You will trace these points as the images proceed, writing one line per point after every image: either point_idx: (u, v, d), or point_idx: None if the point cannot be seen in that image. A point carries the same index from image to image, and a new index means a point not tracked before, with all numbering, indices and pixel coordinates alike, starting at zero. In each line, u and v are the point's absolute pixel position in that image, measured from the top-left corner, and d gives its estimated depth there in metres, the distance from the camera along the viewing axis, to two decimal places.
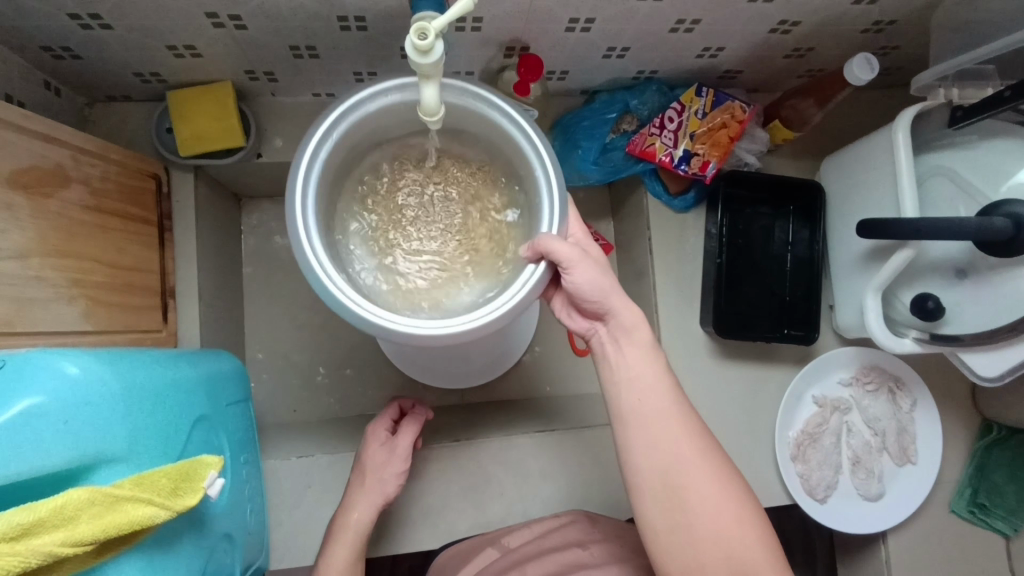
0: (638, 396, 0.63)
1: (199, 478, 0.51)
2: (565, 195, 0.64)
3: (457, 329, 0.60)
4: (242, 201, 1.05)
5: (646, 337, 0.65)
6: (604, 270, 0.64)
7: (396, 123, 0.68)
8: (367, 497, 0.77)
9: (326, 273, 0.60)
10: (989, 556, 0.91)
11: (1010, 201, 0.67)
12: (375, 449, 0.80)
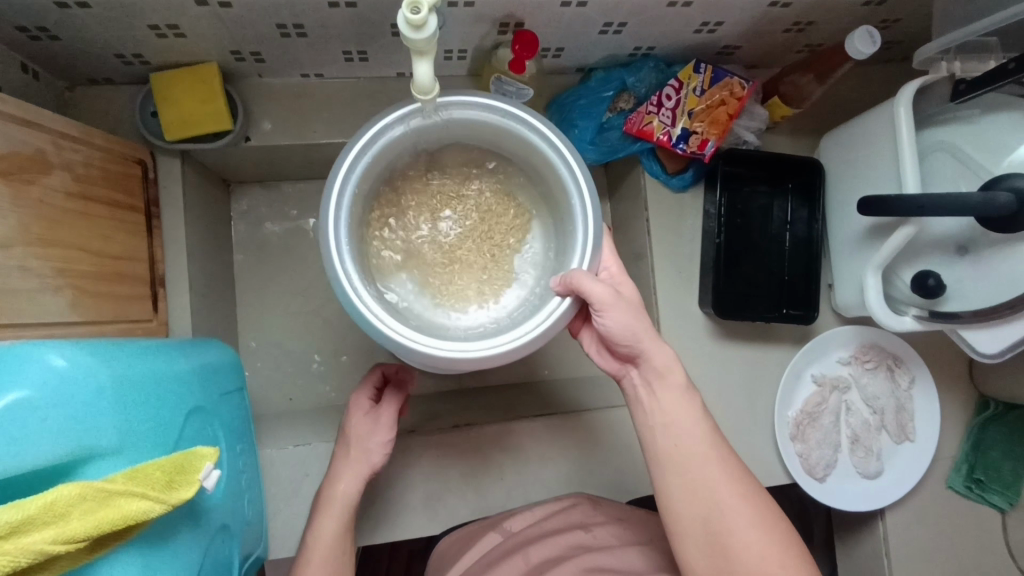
0: (674, 440, 0.63)
1: (194, 471, 0.50)
2: (599, 225, 0.64)
3: (483, 354, 0.60)
4: (232, 186, 1.03)
5: (680, 380, 0.64)
6: (638, 313, 0.64)
7: (431, 136, 0.68)
8: (353, 468, 0.74)
9: (355, 289, 0.60)
10: (985, 530, 0.92)
11: (1012, 175, 0.66)
12: (360, 419, 0.77)
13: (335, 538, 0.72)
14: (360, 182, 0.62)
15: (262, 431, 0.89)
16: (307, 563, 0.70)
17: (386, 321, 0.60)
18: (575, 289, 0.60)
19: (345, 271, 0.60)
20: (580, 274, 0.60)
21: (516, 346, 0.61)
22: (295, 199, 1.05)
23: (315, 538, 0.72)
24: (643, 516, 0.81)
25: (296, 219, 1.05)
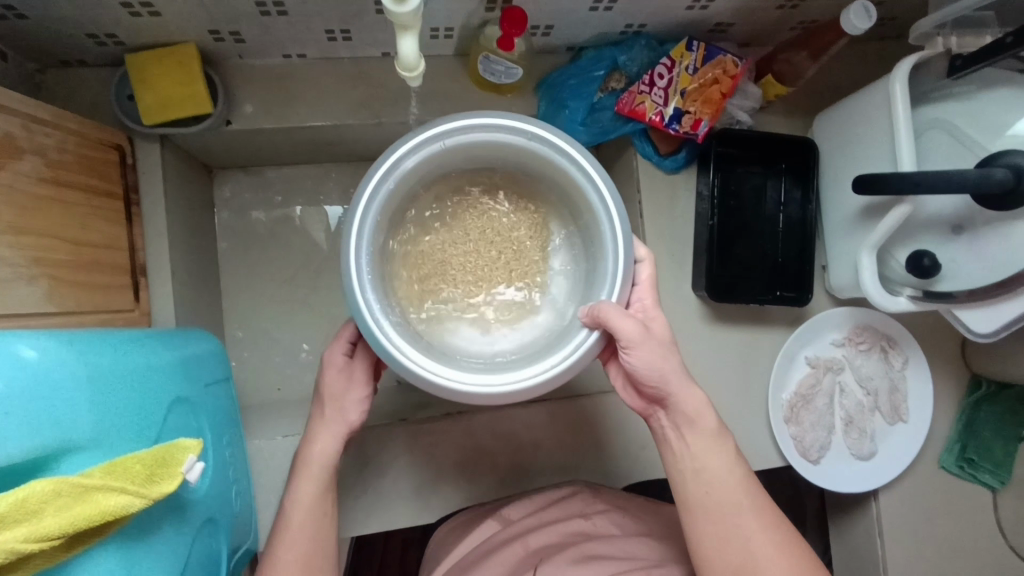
0: (706, 488, 0.63)
1: (176, 463, 0.49)
2: (629, 252, 0.62)
3: (505, 391, 0.59)
4: (214, 172, 1.00)
5: (709, 426, 0.64)
6: (667, 352, 0.63)
7: (454, 159, 0.68)
8: (330, 427, 0.69)
9: (377, 320, 0.60)
10: (977, 510, 0.92)
11: (1010, 152, 0.65)
12: (333, 375, 0.70)
13: (315, 501, 0.67)
14: (381, 209, 0.62)
15: (250, 423, 0.88)
16: (287, 529, 0.66)
17: (407, 352, 0.60)
18: (602, 322, 0.59)
19: (365, 302, 0.59)
20: (609, 308, 0.60)
21: (538, 382, 0.60)
22: (280, 185, 1.03)
23: (295, 503, 0.66)
24: (640, 503, 0.81)
25: (281, 205, 1.03)
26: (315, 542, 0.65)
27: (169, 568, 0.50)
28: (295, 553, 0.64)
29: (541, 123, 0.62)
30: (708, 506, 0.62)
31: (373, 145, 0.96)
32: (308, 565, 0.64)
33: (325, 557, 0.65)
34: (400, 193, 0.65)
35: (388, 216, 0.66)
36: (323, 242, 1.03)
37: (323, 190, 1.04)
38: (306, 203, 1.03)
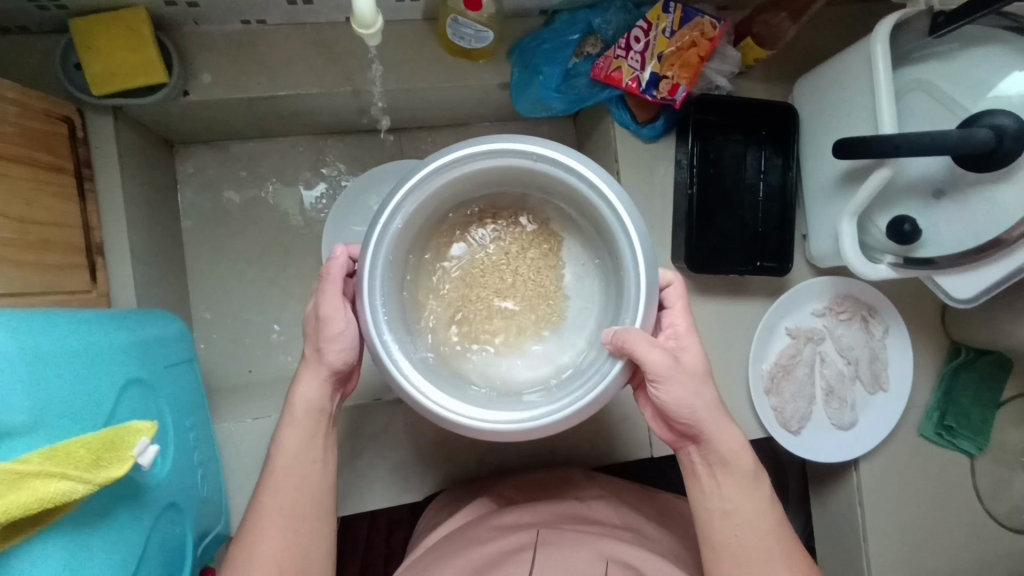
0: (734, 531, 0.62)
1: (128, 446, 0.46)
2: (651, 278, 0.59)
3: (527, 429, 0.57)
4: (175, 147, 0.96)
5: (744, 469, 0.63)
6: (699, 384, 0.61)
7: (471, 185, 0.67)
8: (312, 371, 0.65)
9: (394, 358, 0.59)
10: (956, 476, 0.93)
11: (992, 112, 0.63)
12: (313, 313, 0.65)
13: (301, 447, 0.64)
14: (395, 243, 0.61)
15: (220, 406, 0.85)
16: (272, 477, 0.63)
17: (426, 389, 0.59)
18: (624, 347, 0.57)
19: (381, 339, 0.58)
20: (633, 334, 0.57)
21: (558, 420, 0.57)
22: (246, 160, 0.99)
23: (280, 450, 0.64)
24: (637, 490, 0.84)
25: (248, 181, 0.99)
26: (302, 489, 0.63)
27: (121, 556, 0.48)
28: (281, 501, 0.62)
29: (556, 145, 0.59)
30: (735, 549, 0.62)
31: (341, 115, 0.92)
32: (293, 516, 0.62)
33: (316, 505, 0.63)
34: (417, 224, 0.65)
35: (405, 247, 0.65)
36: (293, 218, 1.00)
37: (292, 164, 1.00)
38: (275, 178, 1.00)
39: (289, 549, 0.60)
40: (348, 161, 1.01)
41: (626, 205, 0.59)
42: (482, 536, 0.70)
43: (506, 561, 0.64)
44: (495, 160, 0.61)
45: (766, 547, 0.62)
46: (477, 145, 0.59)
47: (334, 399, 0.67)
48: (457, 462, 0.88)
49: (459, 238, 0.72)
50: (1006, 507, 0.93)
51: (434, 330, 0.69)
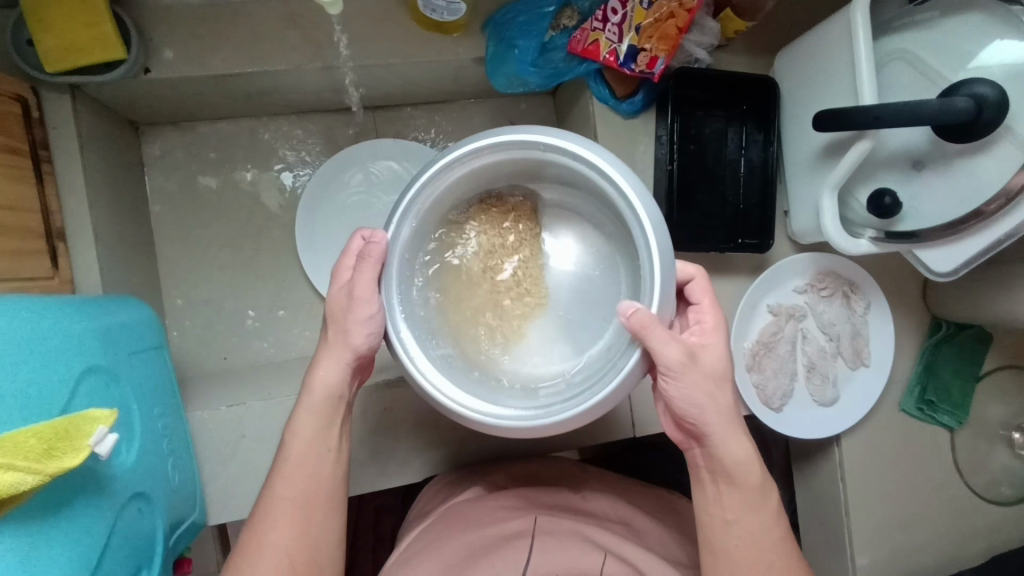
0: (736, 541, 0.60)
1: (83, 436, 0.44)
2: (664, 261, 0.55)
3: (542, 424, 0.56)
4: (141, 129, 0.93)
5: (754, 484, 0.60)
6: (712, 383, 0.58)
7: (489, 176, 0.63)
8: (336, 354, 0.61)
9: (413, 359, 0.58)
10: (936, 449, 0.93)
11: (972, 81, 0.62)
12: (337, 294, 0.60)
13: (317, 435, 0.62)
14: (409, 241, 0.60)
15: (194, 393, 0.83)
16: (285, 465, 0.61)
17: (445, 388, 0.58)
18: (634, 327, 0.54)
19: (398, 338, 0.58)
20: (644, 315, 0.54)
21: (572, 417, 0.55)
22: (216, 141, 0.96)
23: (294, 437, 0.62)
24: (634, 484, 0.86)
25: (219, 163, 0.96)
26: (315, 479, 0.62)
27: (77, 551, 0.47)
28: (295, 490, 0.60)
29: (561, 132, 0.57)
30: (736, 561, 0.60)
31: (312, 93, 0.90)
32: (304, 506, 0.61)
33: (327, 497, 0.62)
34: (436, 218, 0.63)
35: (426, 243, 0.63)
36: (266, 200, 0.97)
37: (263, 145, 0.97)
38: (246, 159, 0.97)
39: (300, 539, 0.60)
40: (321, 141, 0.99)
41: (644, 195, 0.56)
42: (479, 518, 0.73)
43: (503, 546, 0.68)
44: (509, 152, 0.59)
45: (766, 559, 0.60)
46: (488, 136, 0.57)
47: (353, 384, 0.64)
48: (439, 446, 0.87)
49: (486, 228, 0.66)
50: (985, 479, 0.94)
51: (462, 326, 0.64)
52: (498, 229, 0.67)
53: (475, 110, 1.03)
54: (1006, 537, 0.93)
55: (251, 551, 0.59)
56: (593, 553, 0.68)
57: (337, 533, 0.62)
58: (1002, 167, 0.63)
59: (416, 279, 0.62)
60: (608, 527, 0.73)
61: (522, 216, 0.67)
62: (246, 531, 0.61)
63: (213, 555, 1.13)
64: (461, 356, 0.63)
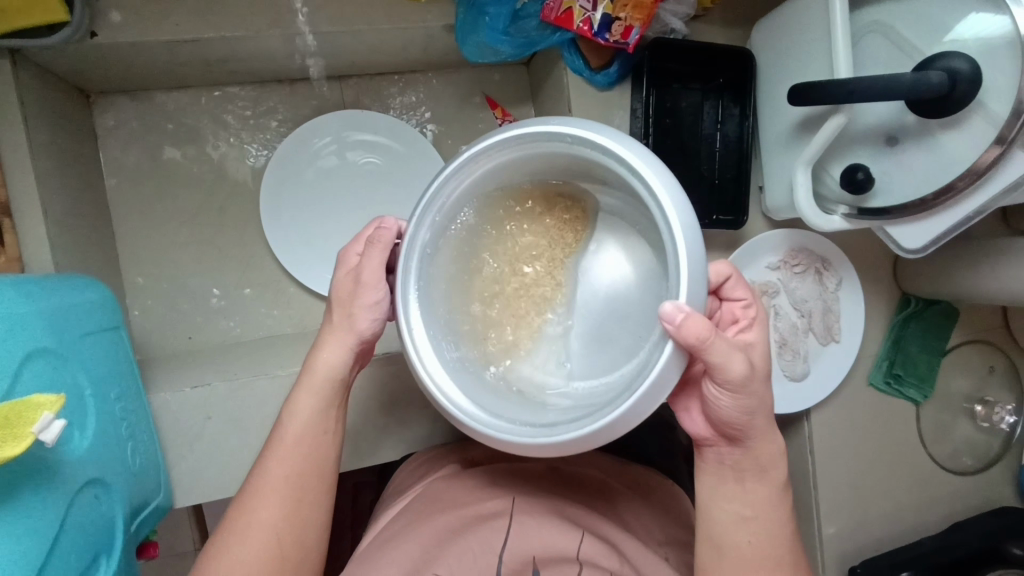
0: (751, 536, 0.62)
1: (26, 423, 0.43)
2: (689, 259, 0.50)
3: (544, 443, 0.52)
4: (93, 98, 0.88)
5: (777, 475, 0.62)
6: (765, 387, 0.57)
7: (519, 175, 0.61)
8: (339, 337, 0.64)
9: (425, 362, 0.57)
10: (903, 423, 0.95)
11: (945, 55, 0.62)
12: (344, 277, 0.64)
13: (316, 416, 0.65)
14: (431, 237, 0.60)
15: (156, 375, 0.80)
16: (282, 443, 0.64)
17: (459, 391, 0.57)
18: (689, 335, 0.49)
19: (410, 334, 0.57)
20: (700, 322, 0.49)
21: (572, 440, 0.51)
22: (172, 112, 0.92)
23: (292, 417, 0.65)
24: (611, 460, 0.86)
25: (177, 135, 0.92)
26: (310, 458, 0.65)
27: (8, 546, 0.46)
28: (288, 468, 0.64)
29: (580, 121, 0.53)
30: (747, 555, 0.62)
31: (274, 61, 0.86)
32: (298, 484, 0.64)
33: (320, 475, 0.65)
34: (467, 215, 0.62)
35: (453, 246, 0.62)
36: (230, 174, 0.94)
37: (224, 116, 0.93)
38: (207, 132, 0.93)
39: (290, 518, 0.63)
40: (286, 113, 0.95)
41: (677, 198, 0.51)
42: (457, 500, 0.73)
43: (480, 526, 0.68)
44: (540, 147, 0.56)
45: (776, 555, 0.62)
46: (515, 129, 0.55)
47: (353, 368, 0.67)
48: (412, 426, 0.86)
49: (522, 237, 0.63)
50: (948, 450, 0.96)
51: (490, 333, 0.62)
52: (534, 237, 0.62)
53: (448, 81, 1.00)
54: (967, 505, 0.96)
55: (239, 528, 0.62)
56: (571, 532, 0.68)
57: (326, 511, 0.66)
58: (971, 143, 0.63)
59: (441, 278, 0.61)
60: (583, 505, 0.75)
61: (569, 219, 0.63)
62: (235, 506, 0.64)
63: (187, 535, 1.11)
64: (481, 369, 0.61)
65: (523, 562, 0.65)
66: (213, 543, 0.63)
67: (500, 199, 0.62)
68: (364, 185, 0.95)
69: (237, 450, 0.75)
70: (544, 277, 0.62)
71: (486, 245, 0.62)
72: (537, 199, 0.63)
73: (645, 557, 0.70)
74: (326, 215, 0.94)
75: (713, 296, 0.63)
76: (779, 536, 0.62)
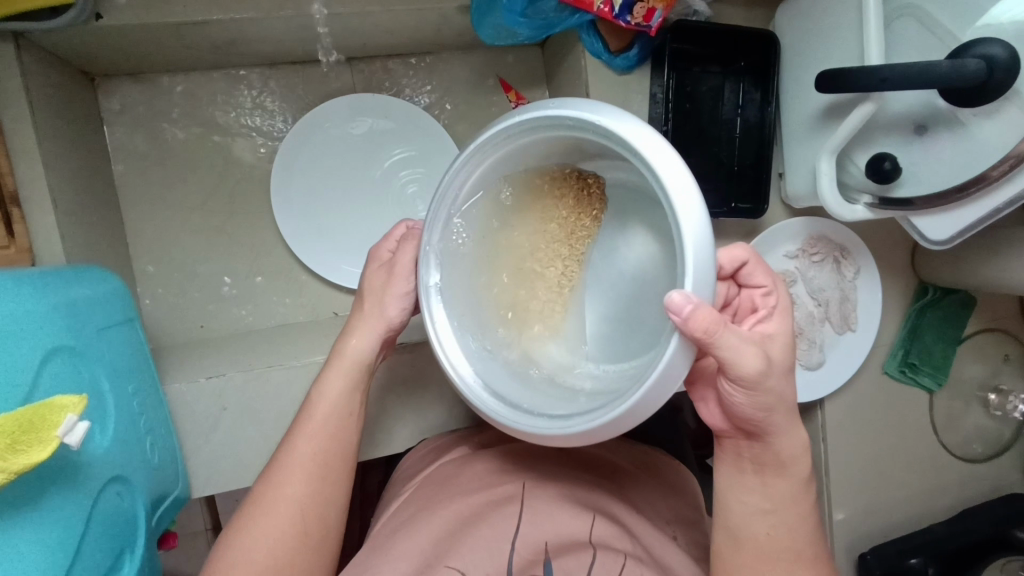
0: (771, 529, 0.60)
1: (51, 427, 0.43)
2: (692, 241, 0.45)
3: (560, 432, 0.52)
4: (97, 81, 0.86)
5: (802, 472, 0.60)
6: (784, 382, 0.53)
7: (535, 159, 0.60)
8: (368, 326, 0.66)
9: (447, 352, 0.58)
10: (916, 411, 0.95)
11: (981, 41, 0.59)
12: (375, 271, 0.67)
13: (343, 397, 0.66)
14: (446, 229, 0.61)
15: (170, 365, 0.80)
16: (310, 422, 0.65)
17: (478, 382, 0.57)
18: (697, 328, 0.45)
19: (433, 327, 0.59)
20: (710, 314, 0.45)
21: (585, 431, 0.50)
22: (179, 95, 0.89)
23: (321, 396, 0.66)
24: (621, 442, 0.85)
25: (184, 118, 0.90)
26: (336, 438, 0.66)
27: (31, 548, 0.47)
28: (316, 445, 0.65)
29: (572, 102, 0.50)
30: (765, 548, 0.60)
31: (285, 44, 0.84)
32: (322, 464, 0.65)
33: (341, 455, 0.66)
34: (484, 203, 0.61)
35: (475, 237, 0.62)
36: (239, 159, 0.92)
37: (232, 99, 0.91)
38: (215, 115, 0.91)
39: (313, 495, 0.64)
40: (295, 96, 0.93)
41: (681, 174, 0.46)
42: (468, 484, 0.72)
43: (492, 513, 0.67)
44: (543, 132, 0.54)
45: (796, 549, 0.60)
46: (512, 118, 0.53)
47: (379, 356, 0.69)
48: (426, 415, 0.86)
49: (543, 220, 0.61)
50: (958, 438, 0.96)
51: (517, 321, 0.61)
52: (556, 219, 0.61)
53: (461, 62, 0.97)
54: (975, 491, 0.97)
55: (264, 503, 0.63)
56: (582, 515, 0.68)
57: (344, 492, 0.66)
58: (1006, 132, 0.61)
59: (462, 268, 0.62)
60: (591, 486, 0.74)
61: (591, 195, 0.60)
62: (260, 481, 0.65)
63: (199, 518, 1.12)
64: (506, 356, 0.60)
65: (535, 549, 0.64)
66: (235, 521, 0.63)
67: (521, 185, 0.61)
68: (376, 170, 0.94)
69: (253, 440, 0.75)
70: (563, 260, 0.61)
71: (505, 232, 0.62)
72: (558, 181, 0.61)
73: (652, 536, 0.70)
74: (333, 198, 0.92)
75: (732, 282, 0.61)
76: (802, 529, 0.61)
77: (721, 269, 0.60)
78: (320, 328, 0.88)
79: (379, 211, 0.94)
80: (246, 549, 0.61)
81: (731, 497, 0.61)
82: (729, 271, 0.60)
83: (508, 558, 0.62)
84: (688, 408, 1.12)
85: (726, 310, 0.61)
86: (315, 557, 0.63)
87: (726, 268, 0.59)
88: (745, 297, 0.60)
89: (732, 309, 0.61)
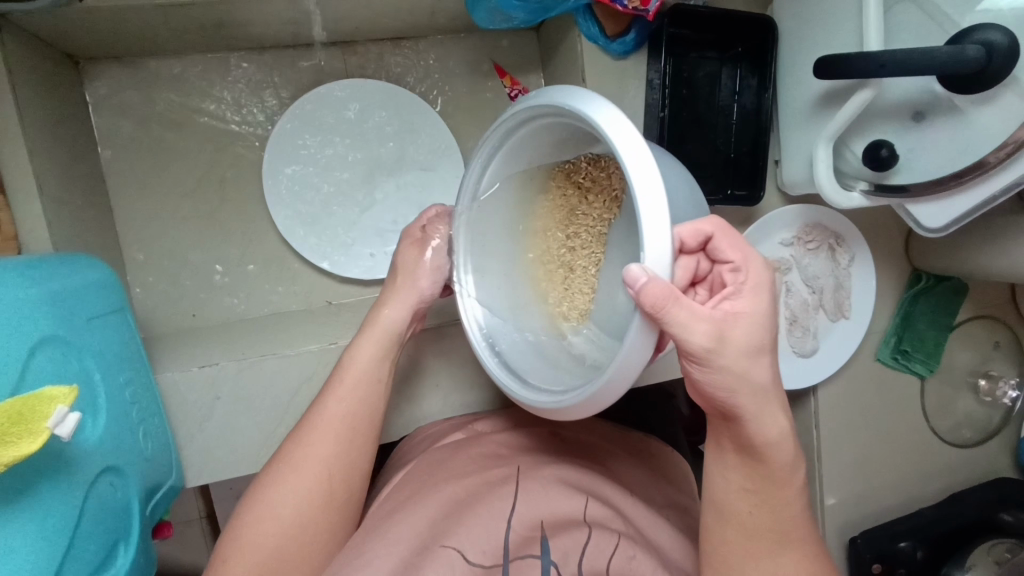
0: (760, 509, 0.59)
1: (41, 418, 0.43)
2: (662, 215, 0.44)
3: (557, 405, 0.51)
4: (82, 65, 0.84)
5: (794, 452, 0.58)
6: (745, 362, 0.50)
7: (548, 151, 0.60)
8: (403, 298, 0.68)
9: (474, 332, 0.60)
10: (907, 397, 0.96)
11: (982, 27, 0.59)
12: (409, 247, 0.69)
13: (373, 364, 0.67)
14: (471, 228, 0.61)
15: (161, 354, 0.79)
16: (341, 385, 0.66)
17: (498, 362, 0.58)
18: (649, 302, 0.43)
19: (466, 313, 0.61)
20: (665, 288, 0.43)
21: (574, 404, 0.50)
22: (166, 80, 0.88)
23: (354, 361, 0.67)
24: (615, 428, 0.85)
25: (172, 103, 0.88)
26: (352, 416, 0.65)
27: (25, 540, 0.48)
28: (345, 408, 0.65)
29: (553, 93, 0.50)
30: (756, 526, 0.60)
31: (275, 27, 0.82)
32: (339, 434, 0.64)
33: (369, 420, 0.66)
34: (507, 196, 0.62)
35: (501, 227, 0.63)
36: (229, 145, 0.91)
37: (221, 84, 0.90)
38: (204, 101, 0.89)
39: (340, 456, 0.64)
40: (287, 81, 0.91)
41: (648, 161, 0.44)
42: (461, 467, 0.72)
43: (489, 494, 0.66)
44: (541, 123, 0.54)
45: (786, 527, 0.60)
46: (509, 115, 0.54)
47: (409, 329, 0.70)
48: (421, 405, 0.85)
49: (566, 208, 0.64)
50: (949, 423, 0.97)
51: (551, 304, 0.64)
52: (580, 204, 0.64)
53: (455, 47, 0.96)
54: (964, 475, 0.98)
55: (293, 460, 0.63)
56: (577, 496, 0.67)
57: (368, 457, 0.67)
58: (1005, 118, 0.61)
59: (493, 262, 0.63)
60: (588, 471, 0.73)
61: (611, 175, 0.61)
62: (289, 441, 0.65)
63: (193, 505, 1.12)
64: (535, 334, 0.62)
65: (532, 525, 0.64)
66: (247, 492, 0.63)
67: (541, 176, 0.63)
68: (371, 156, 0.93)
69: (247, 430, 0.74)
70: (584, 243, 0.64)
71: (531, 221, 0.65)
72: (579, 169, 0.62)
73: (645, 518, 0.71)
74: (327, 184, 0.91)
75: (702, 255, 0.56)
76: (793, 509, 0.60)
77: (685, 246, 0.54)
78: (314, 316, 0.87)
79: (373, 199, 0.93)
80: (271, 503, 0.61)
81: (723, 478, 0.60)
82: (694, 246, 0.54)
83: (506, 537, 0.62)
84: (681, 395, 1.12)
85: (701, 285, 0.57)
86: (321, 536, 0.63)
87: (690, 245, 0.53)
88: (717, 272, 0.55)
89: (707, 283, 0.57)
